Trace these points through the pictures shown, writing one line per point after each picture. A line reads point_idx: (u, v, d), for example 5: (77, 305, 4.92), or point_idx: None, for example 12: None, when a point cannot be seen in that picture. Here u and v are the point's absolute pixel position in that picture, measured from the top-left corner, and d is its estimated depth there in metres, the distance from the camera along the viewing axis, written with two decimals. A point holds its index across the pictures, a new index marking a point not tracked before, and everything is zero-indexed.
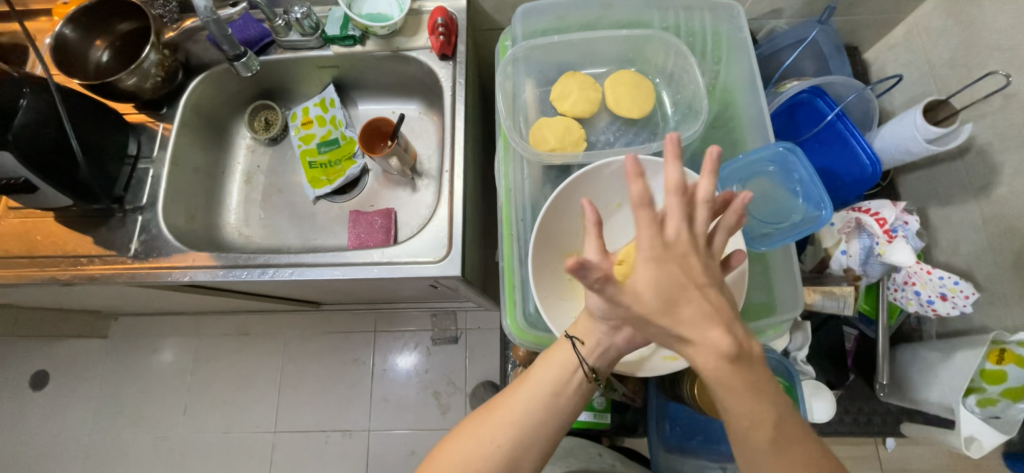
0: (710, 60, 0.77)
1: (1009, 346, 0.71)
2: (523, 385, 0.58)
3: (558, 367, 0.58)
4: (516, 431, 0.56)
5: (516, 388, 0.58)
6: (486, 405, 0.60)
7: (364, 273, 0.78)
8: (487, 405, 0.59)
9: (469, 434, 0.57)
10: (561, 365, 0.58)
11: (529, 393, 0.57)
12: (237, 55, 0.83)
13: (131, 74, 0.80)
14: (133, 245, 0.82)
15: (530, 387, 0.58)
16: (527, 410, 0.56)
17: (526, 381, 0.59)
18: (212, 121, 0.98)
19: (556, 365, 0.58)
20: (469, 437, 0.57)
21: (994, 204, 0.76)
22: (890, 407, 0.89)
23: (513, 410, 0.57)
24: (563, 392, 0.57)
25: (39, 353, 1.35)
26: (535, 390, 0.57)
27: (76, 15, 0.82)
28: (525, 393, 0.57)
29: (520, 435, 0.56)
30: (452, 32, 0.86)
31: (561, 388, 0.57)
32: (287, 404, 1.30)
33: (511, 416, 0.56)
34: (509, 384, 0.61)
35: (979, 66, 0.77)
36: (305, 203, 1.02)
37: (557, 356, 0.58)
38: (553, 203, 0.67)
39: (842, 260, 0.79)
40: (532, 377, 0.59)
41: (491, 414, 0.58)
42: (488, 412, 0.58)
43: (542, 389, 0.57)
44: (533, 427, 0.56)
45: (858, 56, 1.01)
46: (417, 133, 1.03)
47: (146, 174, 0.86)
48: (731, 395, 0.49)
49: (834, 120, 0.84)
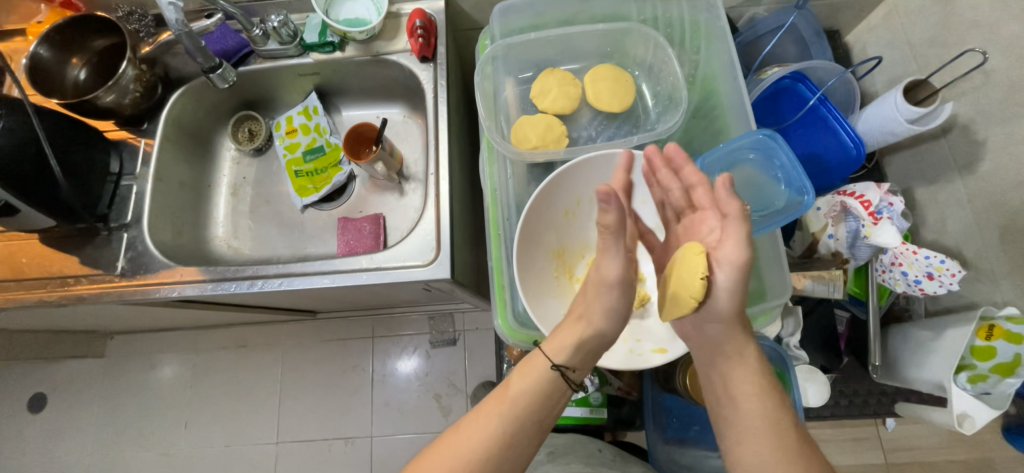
0: (689, 50, 0.78)
1: (997, 321, 0.72)
2: (502, 403, 0.56)
3: (542, 382, 0.57)
4: (496, 455, 0.53)
5: (497, 404, 0.56)
6: (461, 423, 0.56)
7: (353, 280, 0.77)
8: (461, 424, 0.56)
9: (442, 459, 0.53)
10: (544, 381, 0.57)
11: (512, 413, 0.55)
12: (213, 67, 0.83)
13: (108, 91, 0.80)
14: (119, 263, 0.81)
15: (511, 404, 0.56)
16: (506, 428, 0.54)
17: (506, 399, 0.56)
18: (194, 134, 0.97)
19: (541, 381, 0.57)
20: (442, 462, 0.52)
21: (979, 181, 0.77)
22: (885, 388, 0.89)
23: (492, 429, 0.54)
24: (545, 411, 0.56)
25: (35, 375, 1.34)
26: (519, 410, 0.55)
27: (49, 33, 0.81)
28: (507, 408, 0.55)
29: (498, 459, 0.53)
30: (431, 34, 0.85)
31: (543, 408, 0.56)
32: (287, 415, 1.29)
33: (490, 435, 0.54)
34: (485, 401, 0.58)
35: (956, 44, 0.77)
36: (293, 212, 1.01)
37: (540, 372, 0.57)
38: (536, 200, 0.67)
39: (830, 243, 0.80)
40: (512, 395, 0.57)
41: (467, 434, 0.54)
42: (463, 432, 0.55)
43: (526, 409, 0.55)
44: (514, 449, 0.54)
45: (839, 40, 1.01)
46: (402, 137, 1.03)
47: (129, 191, 0.85)
48: (747, 382, 0.55)
49: (816, 105, 0.84)
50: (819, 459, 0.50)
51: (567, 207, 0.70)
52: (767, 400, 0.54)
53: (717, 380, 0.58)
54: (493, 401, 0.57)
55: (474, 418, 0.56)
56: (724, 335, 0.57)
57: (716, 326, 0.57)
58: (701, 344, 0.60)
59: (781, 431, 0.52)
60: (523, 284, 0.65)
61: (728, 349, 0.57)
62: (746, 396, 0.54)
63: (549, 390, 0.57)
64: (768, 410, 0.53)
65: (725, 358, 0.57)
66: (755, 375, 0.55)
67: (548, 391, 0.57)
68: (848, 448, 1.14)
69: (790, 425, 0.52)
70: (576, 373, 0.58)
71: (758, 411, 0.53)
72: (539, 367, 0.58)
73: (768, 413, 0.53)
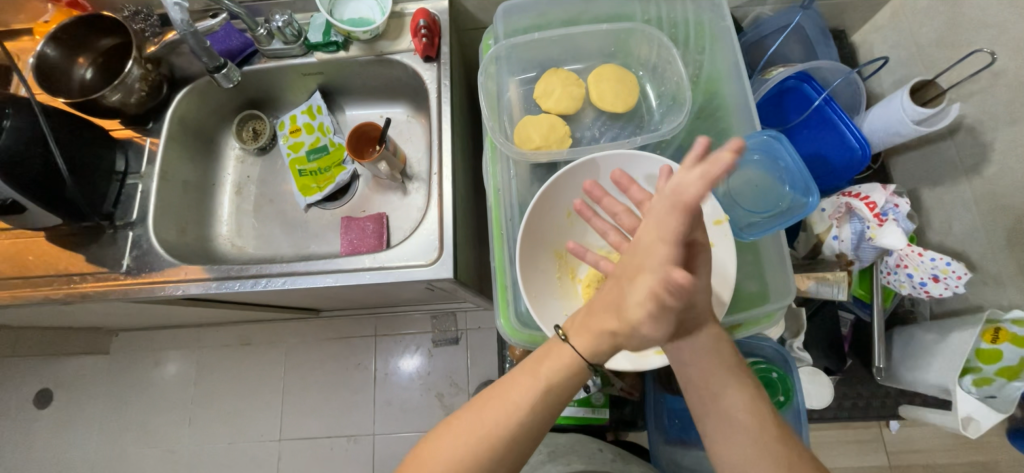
0: (693, 50, 0.77)
1: (1004, 324, 0.71)
2: (530, 387, 0.55)
3: (569, 373, 0.55)
4: (518, 436, 0.53)
5: (523, 391, 0.55)
6: (485, 400, 0.56)
7: (356, 278, 0.78)
8: (484, 405, 0.55)
9: (466, 433, 0.54)
10: (573, 373, 0.55)
11: (538, 402, 0.54)
12: (218, 67, 0.84)
13: (114, 90, 0.80)
14: (125, 261, 0.82)
15: (538, 390, 0.55)
16: (531, 416, 0.54)
17: (533, 386, 0.55)
18: (198, 133, 0.98)
19: (570, 373, 0.55)
20: (466, 437, 0.53)
21: (985, 183, 0.76)
22: (889, 390, 0.89)
23: (516, 413, 0.54)
24: (570, 396, 0.56)
25: (41, 372, 1.36)
26: (545, 400, 0.55)
27: (55, 33, 0.82)
28: (533, 396, 0.54)
29: (520, 440, 0.53)
30: (435, 34, 0.85)
31: (568, 396, 0.56)
32: (290, 412, 1.30)
33: (513, 419, 0.53)
34: (511, 380, 0.56)
35: (964, 44, 0.77)
36: (297, 211, 1.01)
37: (570, 364, 0.55)
38: (539, 200, 0.67)
39: (834, 245, 0.79)
40: (540, 381, 0.55)
41: (492, 415, 0.54)
42: (487, 410, 0.55)
43: (552, 397, 0.55)
44: (538, 430, 0.55)
45: (845, 40, 1.00)
46: (405, 136, 1.03)
47: (135, 189, 0.86)
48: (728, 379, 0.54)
49: (821, 105, 0.84)
50: (796, 443, 0.52)
51: (570, 207, 0.70)
52: (745, 390, 0.54)
53: (691, 378, 0.56)
54: (519, 388, 0.55)
55: (499, 396, 0.55)
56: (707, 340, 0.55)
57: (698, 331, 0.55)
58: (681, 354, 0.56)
59: (763, 424, 0.52)
60: (526, 285, 0.65)
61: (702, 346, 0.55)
62: (728, 393, 0.54)
63: (576, 381, 0.56)
64: (749, 402, 0.54)
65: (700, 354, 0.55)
66: (732, 368, 0.55)
67: (573, 381, 0.56)
68: (850, 450, 1.14)
69: (772, 418, 0.53)
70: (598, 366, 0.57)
71: (739, 403, 0.54)
72: (568, 359, 0.55)
73: (748, 406, 0.53)
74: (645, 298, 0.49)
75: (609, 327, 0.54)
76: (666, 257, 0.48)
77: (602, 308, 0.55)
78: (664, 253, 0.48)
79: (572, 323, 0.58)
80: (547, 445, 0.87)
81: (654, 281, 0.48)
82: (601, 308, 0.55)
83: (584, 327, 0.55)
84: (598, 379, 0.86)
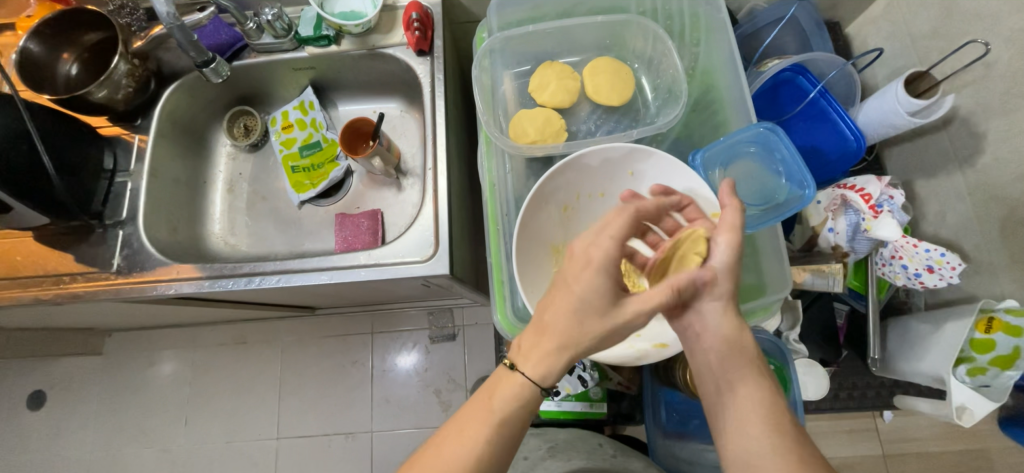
0: (689, 43, 0.76)
1: (997, 314, 0.72)
2: (486, 422, 0.54)
3: (524, 403, 0.56)
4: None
5: (480, 425, 0.54)
6: (443, 441, 0.54)
7: (351, 276, 0.77)
8: (442, 442, 0.55)
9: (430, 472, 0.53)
10: (525, 401, 0.55)
11: (495, 436, 0.54)
12: (206, 61, 0.82)
13: (100, 86, 0.79)
14: (115, 260, 0.80)
15: (493, 422, 0.55)
16: (490, 450, 0.54)
17: (489, 418, 0.55)
18: (188, 130, 0.96)
19: (520, 401, 0.55)
20: None
21: (978, 173, 0.76)
22: (884, 380, 0.90)
23: (476, 451, 0.53)
24: (524, 424, 0.57)
25: (33, 373, 1.34)
26: (501, 432, 0.55)
27: (39, 28, 0.80)
28: (490, 429, 0.54)
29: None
30: (428, 27, 0.84)
31: (522, 423, 0.56)
32: (287, 410, 1.29)
33: (470, 455, 0.53)
34: (465, 416, 0.56)
35: (958, 35, 0.77)
36: (290, 208, 1.00)
37: (523, 394, 0.55)
38: (536, 195, 0.66)
39: (830, 237, 0.79)
40: (494, 415, 0.55)
41: (451, 452, 0.53)
42: (446, 449, 0.54)
43: (507, 427, 0.55)
44: (498, 464, 0.54)
45: (839, 32, 1.00)
46: (399, 132, 1.02)
47: (124, 187, 0.85)
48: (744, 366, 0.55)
49: (816, 98, 0.84)
50: (811, 446, 0.50)
51: (567, 202, 0.69)
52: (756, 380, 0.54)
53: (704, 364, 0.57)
54: (476, 422, 0.55)
55: (456, 436, 0.54)
56: (721, 318, 0.55)
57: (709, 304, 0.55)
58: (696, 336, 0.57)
59: (774, 415, 0.52)
60: (522, 280, 0.65)
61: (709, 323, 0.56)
62: (743, 383, 0.54)
63: (527, 408, 0.56)
64: (763, 397, 0.53)
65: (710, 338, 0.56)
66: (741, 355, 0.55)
67: (530, 407, 0.56)
68: (845, 440, 1.15)
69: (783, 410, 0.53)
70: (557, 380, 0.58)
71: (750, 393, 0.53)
72: (520, 386, 0.55)
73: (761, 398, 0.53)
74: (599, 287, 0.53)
75: (560, 341, 0.54)
76: (607, 255, 0.53)
77: (563, 323, 0.54)
78: (598, 253, 0.54)
79: (518, 348, 0.57)
80: (546, 440, 0.87)
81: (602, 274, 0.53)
82: (557, 321, 0.54)
83: (533, 351, 0.55)
84: (595, 374, 0.87)
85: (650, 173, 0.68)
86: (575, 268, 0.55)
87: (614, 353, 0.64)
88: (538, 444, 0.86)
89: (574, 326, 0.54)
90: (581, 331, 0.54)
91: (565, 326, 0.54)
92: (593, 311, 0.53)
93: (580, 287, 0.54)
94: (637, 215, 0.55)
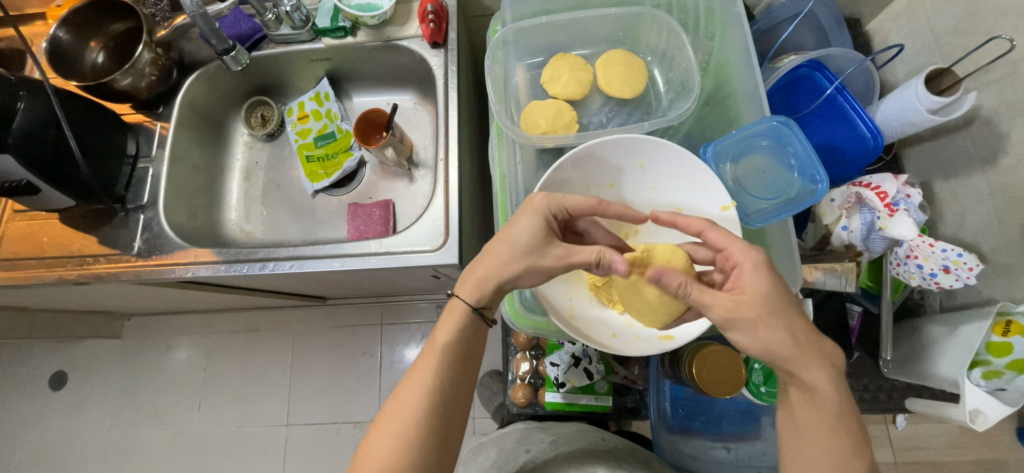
0: (703, 37, 0.76)
1: (1015, 316, 0.70)
2: (433, 358, 0.59)
3: (462, 331, 0.60)
4: (439, 406, 0.57)
5: (427, 363, 0.59)
6: (399, 391, 0.58)
7: (362, 263, 0.78)
8: (398, 391, 0.59)
9: (392, 421, 0.56)
10: (464, 328, 0.60)
11: (442, 367, 0.59)
12: (227, 49, 0.84)
13: (125, 74, 0.81)
14: (136, 243, 0.83)
15: (437, 356, 0.59)
16: (443, 382, 0.58)
17: (433, 354, 0.59)
18: (208, 118, 0.99)
19: (462, 329, 0.60)
20: (393, 425, 0.56)
21: (1001, 174, 0.74)
22: (896, 383, 0.88)
23: (428, 388, 0.57)
24: (474, 349, 0.61)
25: (56, 355, 1.39)
26: (448, 362, 0.59)
27: (68, 17, 0.83)
28: (437, 363, 0.59)
29: (443, 408, 0.57)
30: (443, 19, 0.85)
31: (469, 349, 0.61)
32: (297, 397, 1.32)
33: (424, 391, 0.57)
34: (416, 362, 0.60)
35: (983, 32, 0.75)
36: (304, 197, 1.02)
37: (459, 321, 0.60)
38: (545, 184, 0.65)
39: (843, 236, 0.78)
40: (437, 348, 0.59)
41: (406, 395, 0.57)
42: (404, 397, 0.57)
43: (454, 356, 0.59)
44: (453, 392, 0.58)
45: (859, 28, 0.98)
46: (412, 124, 1.03)
47: (145, 173, 0.87)
48: (824, 421, 0.54)
49: (833, 94, 0.84)
50: None
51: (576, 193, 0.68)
52: (839, 443, 0.54)
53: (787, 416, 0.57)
54: (423, 361, 0.59)
55: (409, 382, 0.58)
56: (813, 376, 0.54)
57: (809, 371, 0.54)
58: (790, 392, 0.57)
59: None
60: None
61: (807, 384, 0.54)
62: (816, 430, 0.54)
63: (470, 333, 0.61)
64: (834, 448, 0.53)
65: (804, 396, 0.55)
66: (826, 417, 0.54)
67: (471, 332, 0.61)
68: None
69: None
70: (491, 310, 0.62)
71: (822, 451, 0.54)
72: (458, 314, 0.60)
73: (836, 461, 0.53)
74: (533, 229, 0.59)
75: (488, 267, 0.59)
76: (551, 202, 0.59)
77: (495, 252, 0.59)
78: (541, 198, 0.60)
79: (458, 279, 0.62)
80: (550, 434, 0.85)
81: (536, 217, 0.59)
82: (493, 251, 0.60)
83: (469, 280, 0.60)
84: (601, 367, 0.89)
85: (661, 169, 0.68)
86: (519, 211, 0.60)
87: (620, 343, 0.64)
88: (541, 438, 0.84)
89: (499, 249, 0.59)
90: (505, 257, 0.59)
91: (492, 250, 0.60)
92: (521, 248, 0.58)
93: (520, 224, 0.59)
94: (597, 204, 0.61)
